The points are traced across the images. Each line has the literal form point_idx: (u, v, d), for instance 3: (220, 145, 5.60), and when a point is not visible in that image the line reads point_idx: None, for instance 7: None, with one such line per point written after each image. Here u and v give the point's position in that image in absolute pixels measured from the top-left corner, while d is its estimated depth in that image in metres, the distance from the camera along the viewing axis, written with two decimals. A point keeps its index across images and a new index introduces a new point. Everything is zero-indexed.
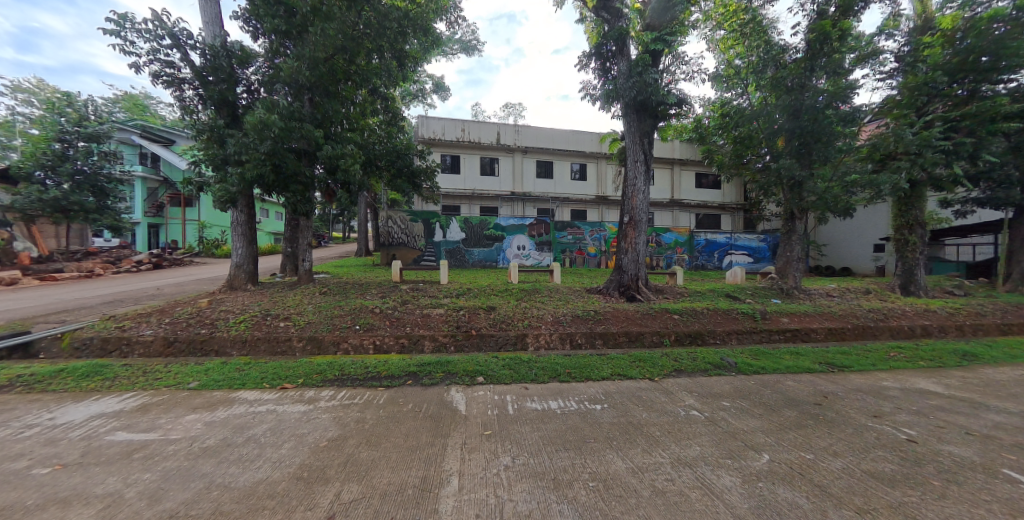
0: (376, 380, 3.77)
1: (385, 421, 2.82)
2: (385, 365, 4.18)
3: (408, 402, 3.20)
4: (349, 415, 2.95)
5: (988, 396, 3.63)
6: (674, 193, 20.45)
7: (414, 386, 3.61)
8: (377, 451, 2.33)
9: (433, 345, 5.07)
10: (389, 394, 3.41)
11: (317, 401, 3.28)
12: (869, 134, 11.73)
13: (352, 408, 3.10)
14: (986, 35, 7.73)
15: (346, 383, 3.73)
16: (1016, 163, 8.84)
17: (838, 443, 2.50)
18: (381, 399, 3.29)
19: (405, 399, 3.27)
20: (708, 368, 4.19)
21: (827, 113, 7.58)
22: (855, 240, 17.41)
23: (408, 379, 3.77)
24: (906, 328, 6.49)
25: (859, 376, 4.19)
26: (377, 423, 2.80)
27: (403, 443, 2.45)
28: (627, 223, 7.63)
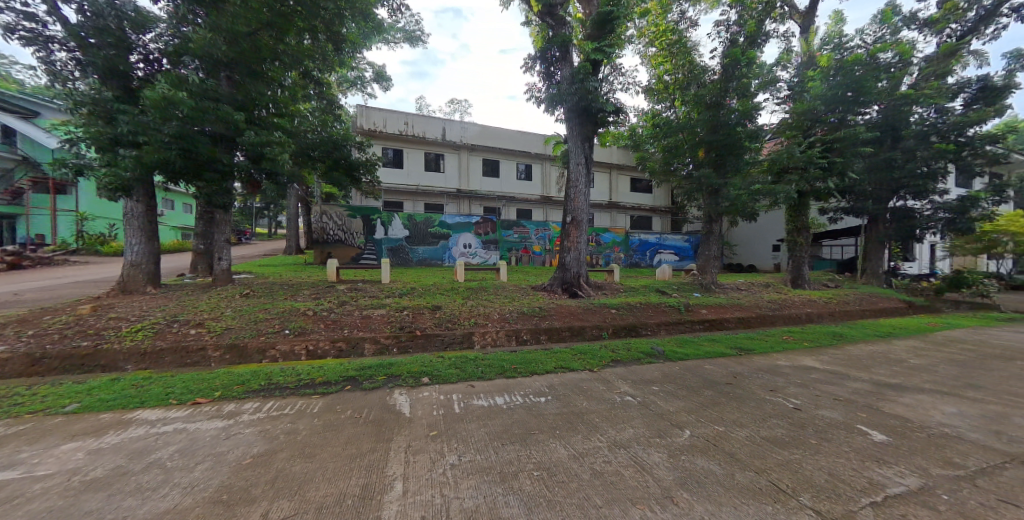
0: (310, 388, 3.56)
1: (321, 431, 2.69)
2: (320, 371, 3.96)
3: (347, 408, 3.08)
4: (279, 427, 2.76)
5: (851, 368, 4.47)
6: (611, 195, 21.77)
7: (353, 391, 3.47)
8: (311, 463, 2.23)
9: (375, 348, 4.89)
10: (326, 402, 3.24)
11: (238, 416, 3.01)
12: (768, 149, 13.61)
13: (284, 419, 2.90)
14: (851, 75, 9.40)
15: (274, 393, 3.46)
16: (869, 180, 11.10)
17: (744, 415, 2.92)
18: (316, 407, 3.12)
19: (343, 405, 3.14)
20: (640, 356, 4.59)
21: (738, 130, 8.69)
22: (758, 241, 20.08)
23: (347, 384, 3.61)
24: (795, 315, 7.68)
25: (761, 357, 4.90)
26: (311, 433, 2.65)
27: (342, 452, 2.36)
28: (570, 224, 7.98)
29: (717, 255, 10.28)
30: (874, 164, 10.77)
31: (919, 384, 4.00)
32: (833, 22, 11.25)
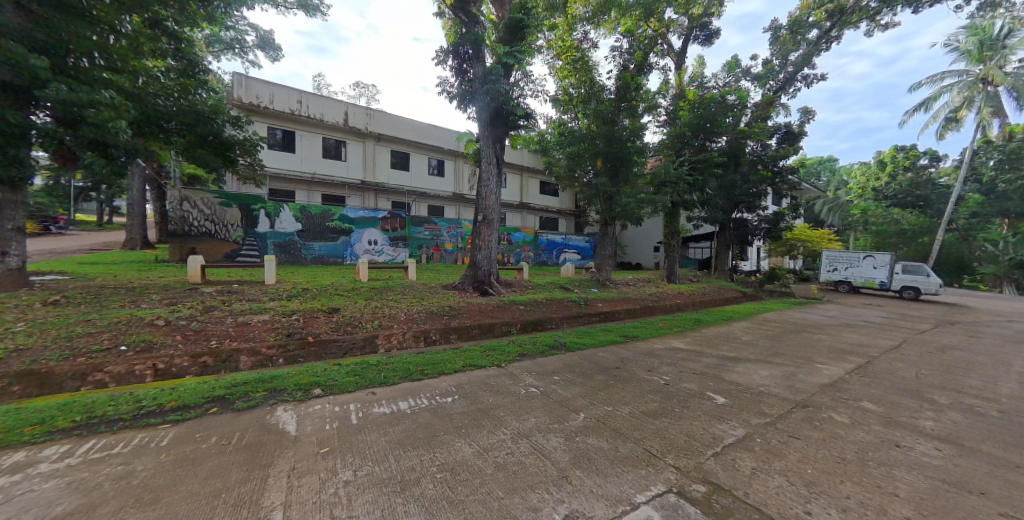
0: (158, 416, 2.89)
1: (172, 468, 2.19)
2: (173, 393, 3.26)
3: (212, 436, 2.60)
4: (102, 471, 2.15)
5: (706, 348, 5.48)
6: (522, 196, 22.64)
7: (221, 413, 2.95)
8: (154, 510, 1.81)
9: (253, 361, 4.26)
10: (180, 431, 2.67)
11: (35, 465, 2.20)
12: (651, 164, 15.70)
13: (111, 460, 2.27)
14: (708, 108, 11.32)
15: (97, 429, 2.68)
16: (717, 196, 14.02)
17: (629, 395, 3.36)
18: (166, 439, 2.54)
19: (205, 432, 2.63)
20: (545, 349, 4.90)
21: (628, 144, 9.86)
22: (644, 243, 23.07)
23: (213, 406, 3.07)
24: (669, 306, 9.08)
25: (643, 343, 5.68)
26: (156, 472, 2.14)
27: (201, 488, 1.98)
28: (481, 222, 8.07)
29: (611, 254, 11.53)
30: (723, 184, 13.89)
31: (747, 356, 5.22)
32: (697, 63, 13.51)
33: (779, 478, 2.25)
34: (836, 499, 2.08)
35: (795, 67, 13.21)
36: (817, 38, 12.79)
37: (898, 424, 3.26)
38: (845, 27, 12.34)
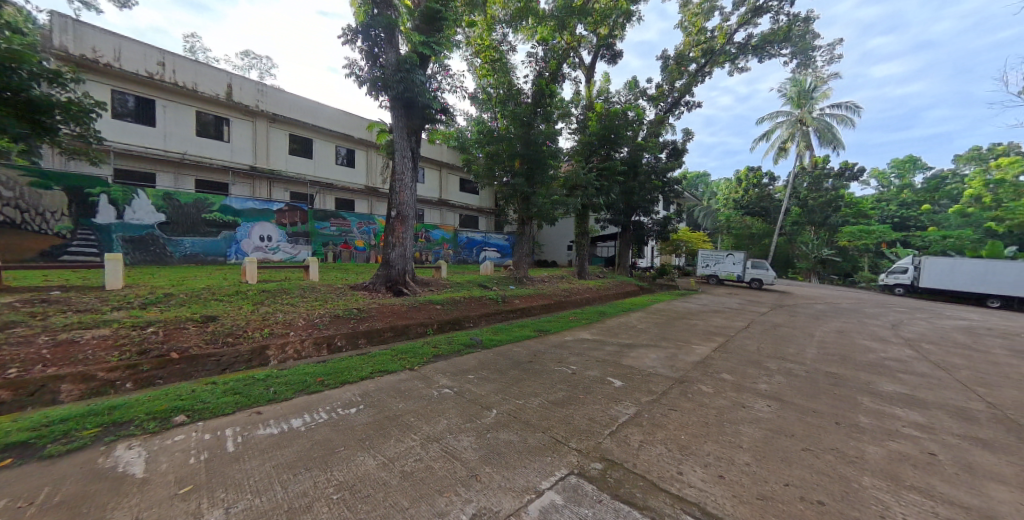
0: None
1: None
2: None
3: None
4: None
5: (609, 338, 6.06)
6: (441, 193, 22.12)
7: (20, 464, 2.15)
8: None
9: (85, 390, 3.21)
10: None
11: None
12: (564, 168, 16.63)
13: None
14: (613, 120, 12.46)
15: None
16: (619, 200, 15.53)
17: (539, 388, 3.54)
18: None
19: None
20: (461, 348, 4.87)
21: (543, 147, 10.26)
22: (558, 242, 24.44)
23: (8, 456, 2.23)
24: (579, 301, 9.81)
25: (555, 336, 6.03)
26: None
27: None
28: (394, 218, 7.68)
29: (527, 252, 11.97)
30: (625, 190, 15.61)
31: (641, 341, 5.94)
32: (603, 79, 14.75)
33: (660, 447, 2.63)
34: (700, 457, 2.53)
35: (679, 93, 15.30)
36: (695, 70, 14.92)
37: (745, 389, 4.03)
38: (715, 65, 14.54)
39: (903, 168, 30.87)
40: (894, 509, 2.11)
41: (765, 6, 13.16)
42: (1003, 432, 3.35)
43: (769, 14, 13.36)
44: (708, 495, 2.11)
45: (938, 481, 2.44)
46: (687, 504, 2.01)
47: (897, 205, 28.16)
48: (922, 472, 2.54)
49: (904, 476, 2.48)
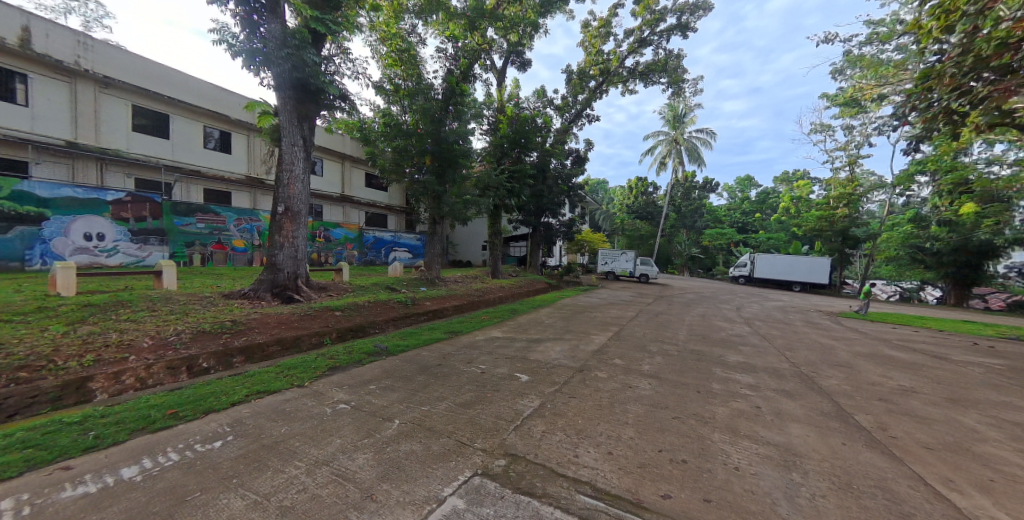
0: None
1: None
2: None
3: None
4: None
5: (519, 334, 6.31)
6: (343, 189, 20.26)
7: None
8: None
9: None
10: None
11: None
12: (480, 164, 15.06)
13: None
14: (523, 125, 12.94)
15: None
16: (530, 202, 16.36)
17: (447, 391, 3.48)
18: None
19: None
20: (362, 357, 4.51)
21: (454, 146, 10.19)
22: (472, 242, 24.52)
23: None
24: (492, 299, 10.02)
25: (466, 336, 6.02)
26: None
27: None
28: (282, 214, 6.76)
29: (438, 252, 11.73)
30: (534, 193, 16.38)
31: (547, 335, 6.28)
32: (513, 85, 15.21)
33: (559, 434, 2.79)
34: (593, 438, 2.76)
35: (581, 106, 16.63)
36: (594, 87, 16.34)
37: (632, 371, 4.55)
38: (610, 84, 16.13)
39: (745, 184, 38.60)
40: (733, 456, 2.63)
41: (648, 38, 15.06)
42: (800, 384, 4.46)
43: (652, 46, 15.32)
44: (600, 472, 2.31)
45: (763, 430, 3.09)
46: (581, 485, 2.17)
47: (742, 212, 35.09)
48: (754, 425, 3.19)
49: (743, 430, 3.08)
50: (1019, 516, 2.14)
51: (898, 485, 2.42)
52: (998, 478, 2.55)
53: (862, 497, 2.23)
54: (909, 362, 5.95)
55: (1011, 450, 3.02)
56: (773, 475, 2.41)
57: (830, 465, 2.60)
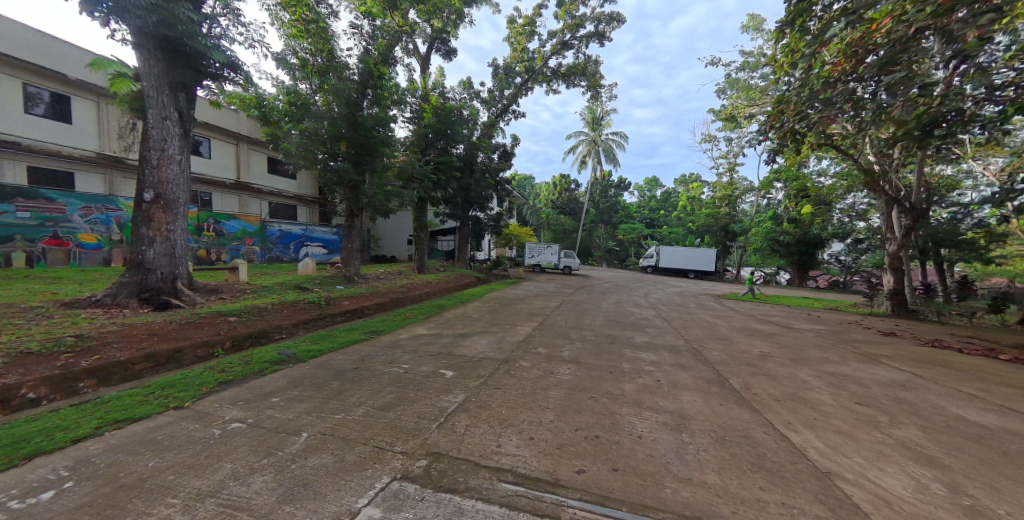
0: None
1: None
2: None
3: None
4: None
5: (445, 330, 6.20)
6: (239, 174, 17.61)
7: None
8: None
9: None
10: None
11: None
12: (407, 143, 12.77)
13: None
14: (448, 116, 12.56)
15: None
16: (457, 196, 16.11)
17: (365, 396, 3.26)
18: None
19: None
20: (264, 367, 4.00)
21: (373, 133, 9.49)
22: (396, 236, 23.36)
23: None
24: (417, 296, 9.71)
25: (389, 335, 5.71)
26: None
27: None
28: (150, 202, 5.62)
29: (358, 248, 10.96)
30: (461, 186, 16.19)
31: (474, 329, 6.29)
32: (438, 73, 14.70)
33: (483, 426, 2.80)
34: (516, 426, 2.83)
35: (507, 101, 16.79)
36: (520, 84, 16.61)
37: (554, 358, 4.79)
38: (535, 83, 16.52)
39: (653, 184, 43.00)
40: (638, 427, 2.94)
41: (570, 42, 15.74)
42: (691, 357, 5.17)
43: (573, 50, 16.04)
44: (522, 459, 2.37)
45: (662, 401, 3.51)
46: (503, 472, 2.21)
47: (650, 209, 39.10)
48: (655, 396, 3.61)
49: (646, 402, 3.46)
50: (831, 445, 2.79)
51: (758, 433, 2.95)
52: (821, 418, 3.28)
53: (733, 448, 2.67)
54: (768, 332, 7.29)
55: (831, 395, 3.90)
56: (669, 439, 2.75)
57: (711, 423, 3.07)
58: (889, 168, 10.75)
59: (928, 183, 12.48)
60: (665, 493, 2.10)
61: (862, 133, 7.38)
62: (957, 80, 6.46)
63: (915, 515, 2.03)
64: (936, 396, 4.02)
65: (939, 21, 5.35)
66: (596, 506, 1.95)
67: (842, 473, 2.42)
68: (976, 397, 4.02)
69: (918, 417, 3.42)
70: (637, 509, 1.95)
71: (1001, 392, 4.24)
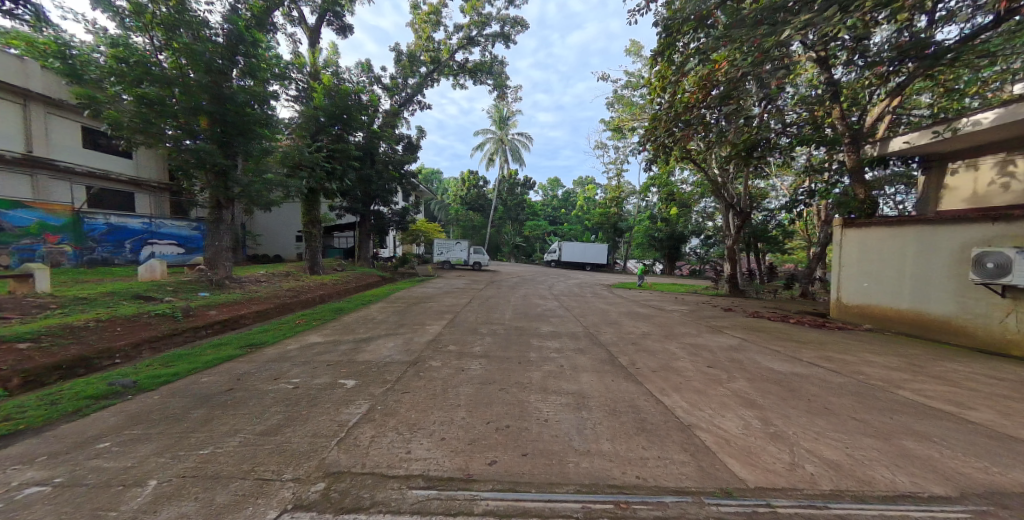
0: None
1: None
2: None
3: None
4: None
5: (344, 336, 5.66)
6: (30, 147, 12.75)
7: None
8: None
9: None
10: None
11: None
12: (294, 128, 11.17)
13: None
14: (343, 100, 11.37)
15: None
16: (358, 188, 15.06)
17: (240, 421, 2.74)
18: None
19: None
20: (86, 404, 3.07)
21: (245, 110, 8.00)
22: (281, 231, 20.48)
23: None
24: (309, 299, 8.69)
25: (272, 348, 4.94)
26: None
27: None
28: None
29: (228, 246, 9.24)
30: (361, 177, 14.93)
31: (379, 332, 5.84)
32: (330, 50, 13.17)
33: (390, 434, 2.59)
34: (426, 429, 2.69)
35: (411, 90, 15.97)
36: (425, 74, 15.95)
37: (464, 354, 4.73)
38: (441, 75, 16.03)
39: (555, 184, 45.95)
40: (544, 410, 3.10)
41: (476, 38, 15.69)
42: (587, 341, 5.69)
43: (479, 47, 16.02)
44: (433, 461, 2.26)
45: (565, 384, 3.74)
46: (412, 479, 2.07)
47: (552, 207, 41.59)
48: (559, 381, 3.83)
49: (551, 387, 3.65)
50: (693, 402, 3.37)
51: (641, 401, 3.37)
52: (687, 382, 3.91)
53: (623, 417, 3.00)
54: (647, 314, 8.46)
55: (693, 362, 4.68)
56: (570, 417, 2.97)
57: (605, 398, 3.40)
58: (727, 180, 13.48)
59: (753, 192, 15.96)
60: (569, 467, 2.23)
61: (710, 151, 9.06)
62: (766, 116, 8.41)
63: (747, 448, 2.57)
64: (758, 354, 5.17)
65: (756, 70, 6.85)
66: (508, 493, 1.97)
67: (700, 424, 2.93)
68: (782, 352, 5.29)
69: (749, 372, 4.34)
70: (544, 488, 2.03)
71: (796, 346, 5.66)
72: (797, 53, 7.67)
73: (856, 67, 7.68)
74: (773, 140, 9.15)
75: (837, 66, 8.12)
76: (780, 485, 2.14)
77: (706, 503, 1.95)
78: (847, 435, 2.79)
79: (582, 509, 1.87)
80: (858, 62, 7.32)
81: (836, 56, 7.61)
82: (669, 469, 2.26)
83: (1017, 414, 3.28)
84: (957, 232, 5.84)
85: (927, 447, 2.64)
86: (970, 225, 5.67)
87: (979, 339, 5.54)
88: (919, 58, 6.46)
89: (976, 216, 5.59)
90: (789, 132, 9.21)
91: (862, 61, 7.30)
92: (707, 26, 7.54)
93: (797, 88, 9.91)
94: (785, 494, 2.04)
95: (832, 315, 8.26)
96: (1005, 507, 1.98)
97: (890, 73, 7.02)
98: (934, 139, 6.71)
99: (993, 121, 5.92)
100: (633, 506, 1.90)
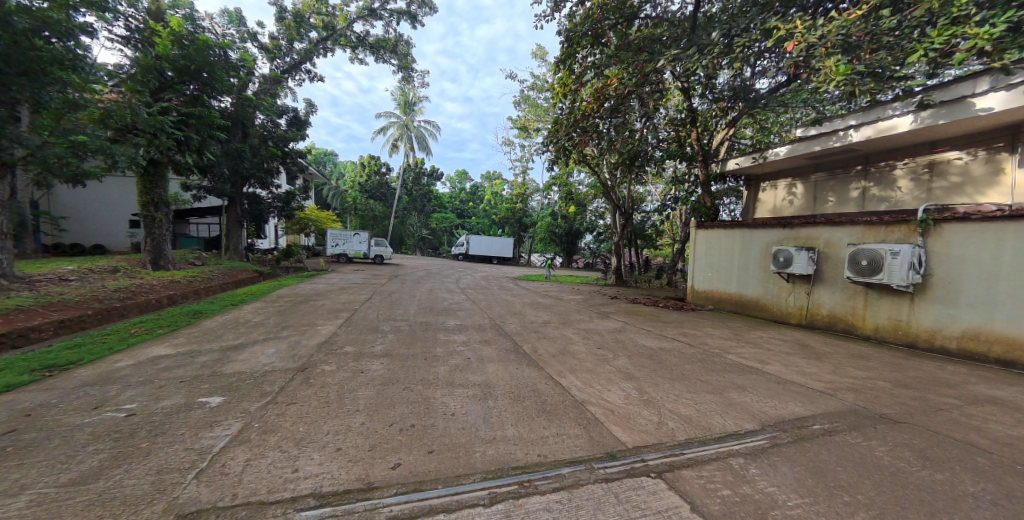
0: None
1: None
2: None
3: None
4: None
5: (200, 343, 4.67)
6: None
7: None
8: None
9: None
10: None
11: None
12: (121, 81, 8.66)
13: None
14: (201, 54, 9.29)
15: None
16: (225, 164, 12.78)
17: (37, 468, 2.03)
18: None
19: None
20: None
21: (36, 43, 5.79)
22: (104, 214, 16.12)
23: None
24: (152, 301, 6.97)
25: (90, 366, 3.81)
26: None
27: None
28: None
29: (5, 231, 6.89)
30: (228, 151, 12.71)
31: (253, 338, 4.95)
32: None
33: (271, 455, 2.19)
34: (317, 442, 2.34)
35: (298, 56, 13.89)
36: (315, 40, 14.06)
37: (363, 355, 4.32)
38: (335, 44, 14.27)
39: (462, 177, 45.52)
40: (446, 404, 3.01)
41: (378, 12, 14.40)
42: (491, 332, 5.75)
43: (382, 22, 14.76)
44: (327, 475, 1.98)
45: (470, 375, 3.70)
46: (300, 500, 1.77)
47: (460, 201, 40.85)
48: (464, 373, 3.78)
49: (456, 381, 3.56)
50: (583, 380, 3.67)
51: (540, 385, 3.52)
52: (580, 363, 4.24)
53: (525, 401, 3.08)
54: (547, 305, 8.98)
55: (586, 345, 5.11)
56: (473, 408, 2.95)
57: (508, 386, 3.45)
58: (614, 184, 15.07)
59: (634, 195, 18.25)
60: (475, 457, 2.19)
61: (602, 157, 9.98)
62: (644, 131, 9.69)
63: (625, 415, 2.88)
64: (636, 334, 5.91)
65: (637, 90, 7.61)
66: (413, 494, 1.83)
67: (590, 399, 3.19)
68: (653, 331, 6.15)
69: (629, 350, 4.92)
70: (450, 482, 1.95)
71: (663, 325, 6.66)
72: (668, 80, 8.92)
73: (706, 100, 9.14)
74: (650, 152, 10.54)
75: (695, 97, 9.65)
76: (650, 441, 2.46)
77: (596, 468, 2.12)
78: (693, 394, 3.35)
79: (488, 494, 1.85)
80: (708, 96, 8.92)
81: (694, 88, 8.97)
82: (565, 444, 2.39)
83: (794, 364, 4.39)
84: (763, 234, 7.54)
85: (746, 395, 3.35)
86: (771, 229, 7.36)
87: (773, 313, 7.25)
88: (745, 100, 8.15)
89: (773, 223, 7.28)
90: (661, 146, 10.70)
91: (710, 96, 8.79)
92: (601, 44, 8.28)
93: (668, 110, 11.57)
94: (654, 449, 2.36)
95: (689, 300, 9.88)
96: (789, 432, 2.63)
97: (728, 109, 8.69)
98: (753, 163, 8.53)
99: (785, 153, 7.85)
100: (535, 483, 1.95)
